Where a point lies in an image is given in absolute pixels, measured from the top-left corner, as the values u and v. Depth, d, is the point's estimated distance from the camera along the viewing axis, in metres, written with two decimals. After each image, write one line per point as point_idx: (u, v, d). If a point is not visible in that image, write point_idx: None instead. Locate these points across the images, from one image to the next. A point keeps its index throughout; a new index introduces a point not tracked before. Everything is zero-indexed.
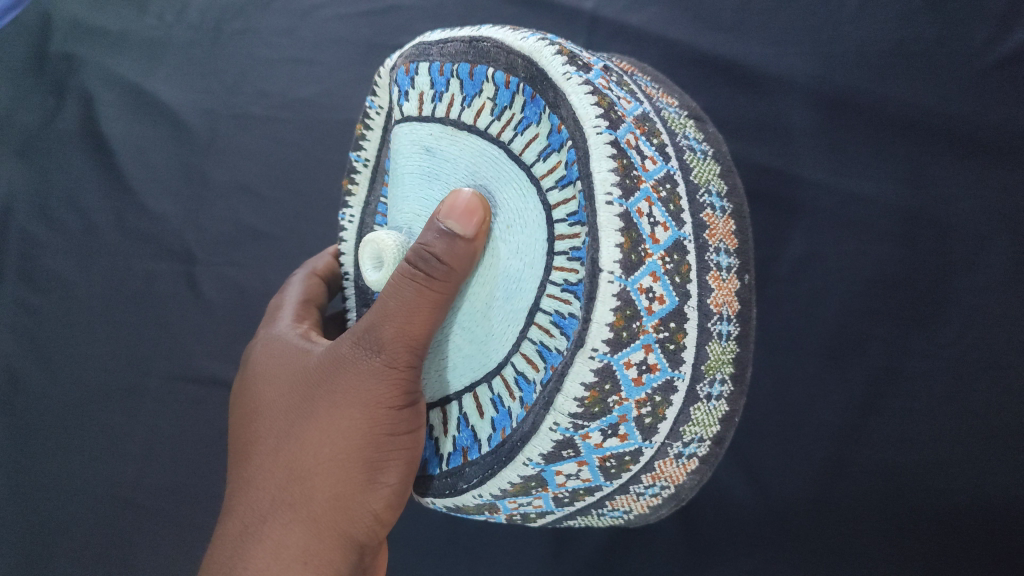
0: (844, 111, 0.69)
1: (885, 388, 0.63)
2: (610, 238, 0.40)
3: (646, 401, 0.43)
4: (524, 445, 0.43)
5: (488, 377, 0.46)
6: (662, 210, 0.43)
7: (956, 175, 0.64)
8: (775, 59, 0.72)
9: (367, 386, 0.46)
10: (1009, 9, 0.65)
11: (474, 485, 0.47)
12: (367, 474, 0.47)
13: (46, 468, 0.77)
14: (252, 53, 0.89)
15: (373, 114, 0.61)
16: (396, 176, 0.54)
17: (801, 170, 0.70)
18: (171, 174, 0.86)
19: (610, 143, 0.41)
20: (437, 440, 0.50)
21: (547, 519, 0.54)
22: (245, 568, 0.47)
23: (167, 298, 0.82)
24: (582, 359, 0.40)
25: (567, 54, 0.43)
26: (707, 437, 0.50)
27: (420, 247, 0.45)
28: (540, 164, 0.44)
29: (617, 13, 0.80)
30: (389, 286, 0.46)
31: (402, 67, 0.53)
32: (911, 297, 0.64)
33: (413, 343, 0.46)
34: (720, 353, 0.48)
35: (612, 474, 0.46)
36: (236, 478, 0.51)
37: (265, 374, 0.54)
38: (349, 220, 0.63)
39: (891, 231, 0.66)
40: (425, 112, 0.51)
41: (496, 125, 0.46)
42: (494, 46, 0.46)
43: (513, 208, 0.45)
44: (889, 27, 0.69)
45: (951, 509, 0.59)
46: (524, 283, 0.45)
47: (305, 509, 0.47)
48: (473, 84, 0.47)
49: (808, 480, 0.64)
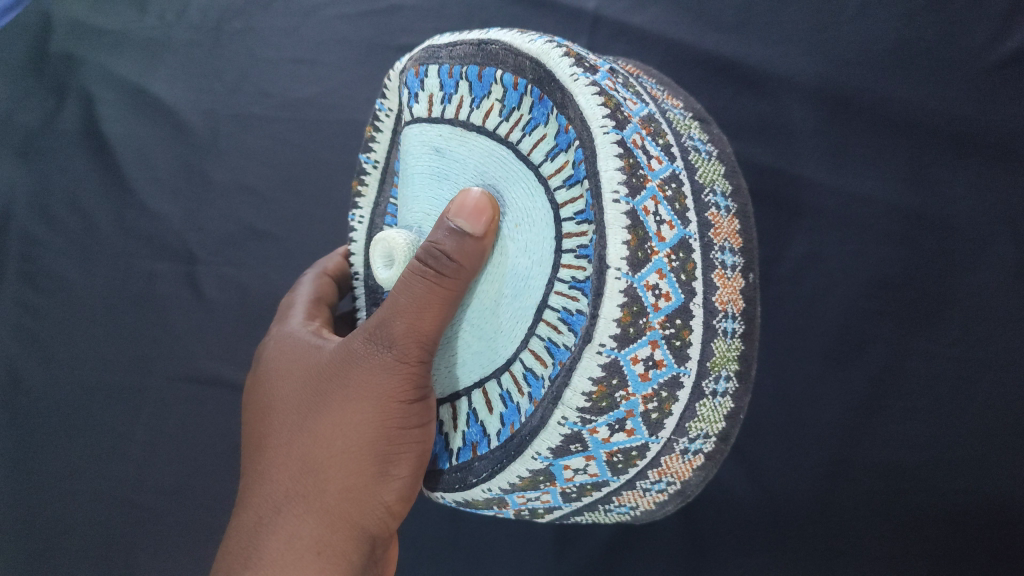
0: (844, 113, 0.70)
1: (886, 387, 0.64)
2: (617, 236, 0.41)
3: (653, 396, 0.44)
4: (533, 438, 0.44)
5: (497, 373, 0.47)
6: (668, 208, 0.44)
7: (953, 175, 0.65)
8: (773, 60, 0.73)
9: (378, 381, 0.47)
10: (1004, 10, 0.66)
11: (483, 480, 0.47)
12: (378, 467, 0.48)
13: (48, 466, 0.77)
14: (253, 53, 0.90)
15: (383, 115, 0.62)
16: (406, 177, 0.55)
17: (801, 171, 0.70)
18: (174, 175, 0.87)
19: (617, 143, 0.42)
20: (446, 436, 0.51)
21: (554, 515, 0.55)
22: (259, 558, 0.47)
23: (169, 297, 0.82)
24: (590, 354, 0.41)
25: (574, 56, 0.44)
26: (712, 434, 0.51)
27: (430, 245, 0.45)
28: (548, 164, 0.45)
29: (619, 14, 0.81)
30: (400, 283, 0.46)
31: (411, 69, 0.54)
32: (911, 297, 0.65)
33: (424, 339, 0.46)
34: (725, 350, 0.48)
35: (619, 469, 0.47)
36: (250, 471, 0.51)
37: (278, 370, 0.54)
38: (358, 220, 0.63)
39: (891, 232, 0.67)
40: (434, 113, 0.52)
41: (504, 126, 0.47)
42: (503, 49, 0.47)
43: (521, 207, 0.46)
44: (887, 29, 0.70)
45: (953, 508, 0.60)
46: (532, 280, 0.45)
47: (318, 501, 0.48)
48: (482, 86, 0.48)
49: (809, 477, 0.65)
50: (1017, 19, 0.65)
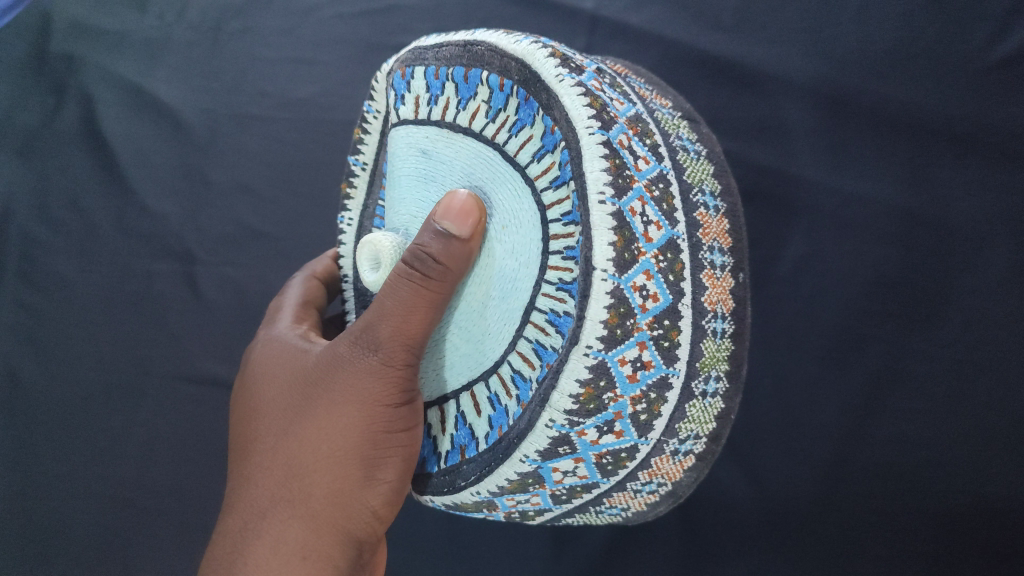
0: (840, 110, 0.69)
1: (882, 386, 0.64)
2: (603, 237, 0.40)
3: (641, 398, 0.44)
4: (521, 441, 0.43)
5: (485, 376, 0.47)
6: (655, 209, 0.43)
7: (951, 172, 0.65)
8: (770, 56, 0.73)
9: (364, 385, 0.47)
10: (1003, 5, 0.65)
11: (471, 483, 0.47)
12: (365, 471, 0.48)
13: (48, 466, 0.77)
14: (252, 53, 0.90)
15: (371, 117, 0.62)
16: (393, 179, 0.55)
17: (797, 169, 0.70)
18: (172, 175, 0.87)
19: (603, 144, 0.42)
20: (434, 438, 0.50)
21: (545, 517, 0.54)
22: (245, 563, 0.48)
23: (167, 297, 0.83)
24: (577, 356, 0.41)
25: (560, 57, 0.44)
26: (703, 435, 0.50)
27: (416, 248, 0.45)
28: (534, 165, 0.45)
29: (617, 13, 0.81)
30: (387, 286, 0.46)
31: (398, 71, 0.54)
32: (907, 295, 0.64)
33: (410, 342, 0.46)
34: (715, 350, 0.48)
35: (608, 471, 0.47)
36: (236, 476, 0.51)
37: (265, 374, 0.54)
38: (347, 223, 0.63)
39: (888, 230, 0.66)
40: (421, 115, 0.52)
41: (490, 127, 0.47)
42: (488, 50, 0.47)
43: (508, 208, 0.46)
44: (885, 25, 0.69)
45: (950, 507, 0.60)
46: (519, 282, 0.45)
47: (304, 505, 0.48)
48: (468, 87, 0.48)
49: (805, 476, 0.64)
50: (1015, 15, 0.65)
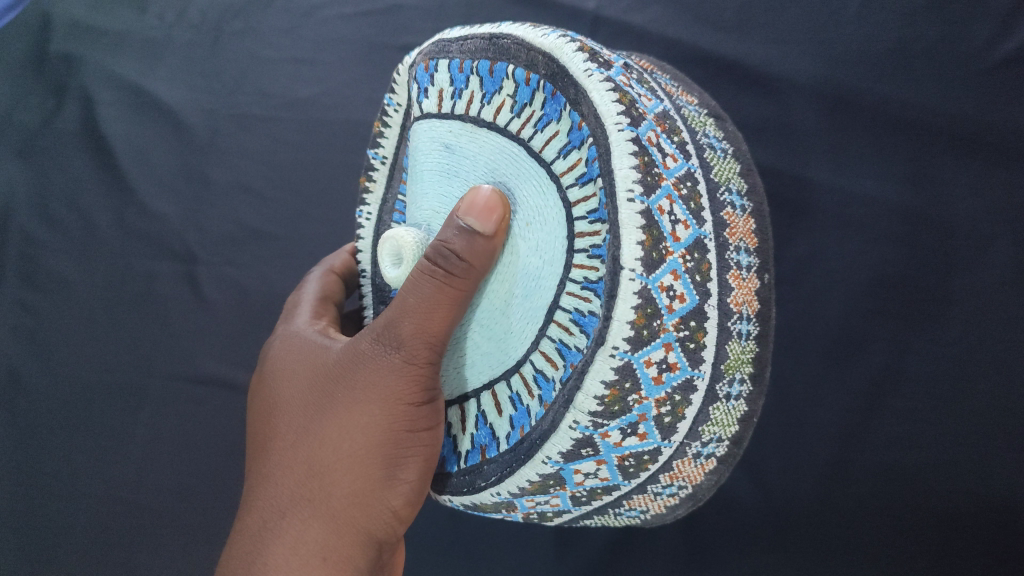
0: (852, 115, 0.68)
1: (896, 391, 0.63)
2: (631, 236, 0.39)
3: (666, 400, 0.43)
4: (543, 442, 0.43)
5: (507, 374, 0.46)
6: (683, 208, 0.43)
7: (964, 177, 0.64)
8: (780, 62, 0.72)
9: (386, 382, 0.46)
10: (1009, 11, 0.65)
11: (491, 484, 0.46)
12: (386, 471, 0.47)
13: (43, 470, 0.76)
14: (253, 53, 0.89)
15: (391, 111, 0.61)
16: (415, 173, 0.55)
17: (809, 174, 0.69)
18: (174, 174, 0.86)
19: (631, 141, 0.41)
20: (454, 438, 0.50)
21: (563, 518, 0.54)
22: (265, 562, 0.47)
23: (167, 297, 0.82)
24: (603, 357, 0.40)
25: (588, 51, 0.43)
26: (726, 437, 0.50)
27: (439, 245, 0.45)
28: (561, 162, 0.44)
29: (619, 13, 0.80)
30: (409, 283, 0.46)
31: (421, 63, 0.53)
32: (921, 299, 0.63)
33: (433, 340, 0.46)
34: (739, 352, 0.47)
35: (630, 473, 0.46)
36: (255, 474, 0.50)
37: (283, 370, 0.54)
38: (365, 217, 0.63)
39: (902, 234, 0.65)
40: (444, 109, 0.51)
41: (515, 122, 0.46)
42: (515, 43, 0.46)
43: (533, 205, 0.45)
44: (895, 31, 0.68)
45: (959, 511, 0.59)
46: (543, 280, 0.44)
47: (324, 505, 0.47)
48: (493, 81, 0.47)
49: (813, 483, 0.63)
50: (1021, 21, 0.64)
